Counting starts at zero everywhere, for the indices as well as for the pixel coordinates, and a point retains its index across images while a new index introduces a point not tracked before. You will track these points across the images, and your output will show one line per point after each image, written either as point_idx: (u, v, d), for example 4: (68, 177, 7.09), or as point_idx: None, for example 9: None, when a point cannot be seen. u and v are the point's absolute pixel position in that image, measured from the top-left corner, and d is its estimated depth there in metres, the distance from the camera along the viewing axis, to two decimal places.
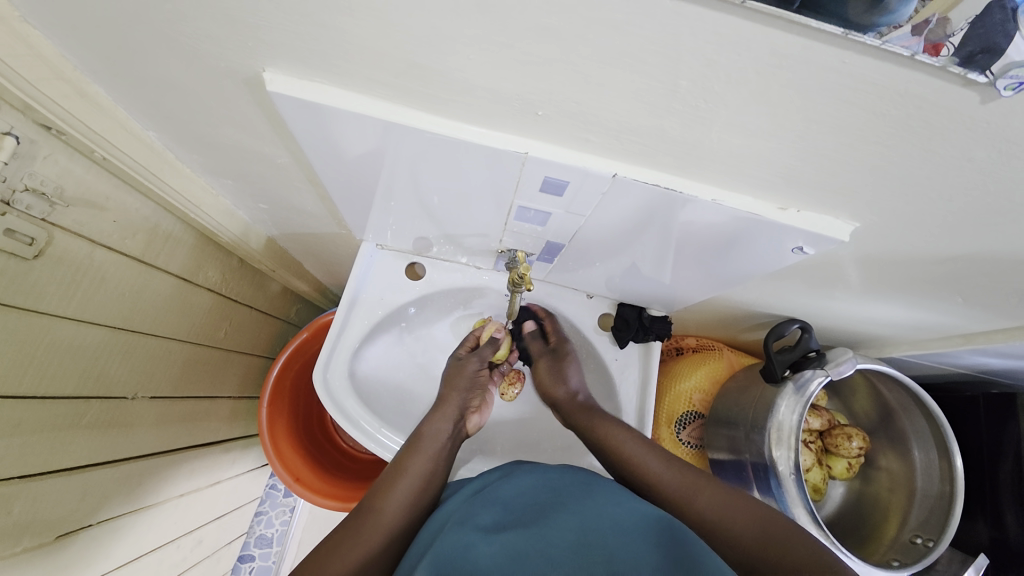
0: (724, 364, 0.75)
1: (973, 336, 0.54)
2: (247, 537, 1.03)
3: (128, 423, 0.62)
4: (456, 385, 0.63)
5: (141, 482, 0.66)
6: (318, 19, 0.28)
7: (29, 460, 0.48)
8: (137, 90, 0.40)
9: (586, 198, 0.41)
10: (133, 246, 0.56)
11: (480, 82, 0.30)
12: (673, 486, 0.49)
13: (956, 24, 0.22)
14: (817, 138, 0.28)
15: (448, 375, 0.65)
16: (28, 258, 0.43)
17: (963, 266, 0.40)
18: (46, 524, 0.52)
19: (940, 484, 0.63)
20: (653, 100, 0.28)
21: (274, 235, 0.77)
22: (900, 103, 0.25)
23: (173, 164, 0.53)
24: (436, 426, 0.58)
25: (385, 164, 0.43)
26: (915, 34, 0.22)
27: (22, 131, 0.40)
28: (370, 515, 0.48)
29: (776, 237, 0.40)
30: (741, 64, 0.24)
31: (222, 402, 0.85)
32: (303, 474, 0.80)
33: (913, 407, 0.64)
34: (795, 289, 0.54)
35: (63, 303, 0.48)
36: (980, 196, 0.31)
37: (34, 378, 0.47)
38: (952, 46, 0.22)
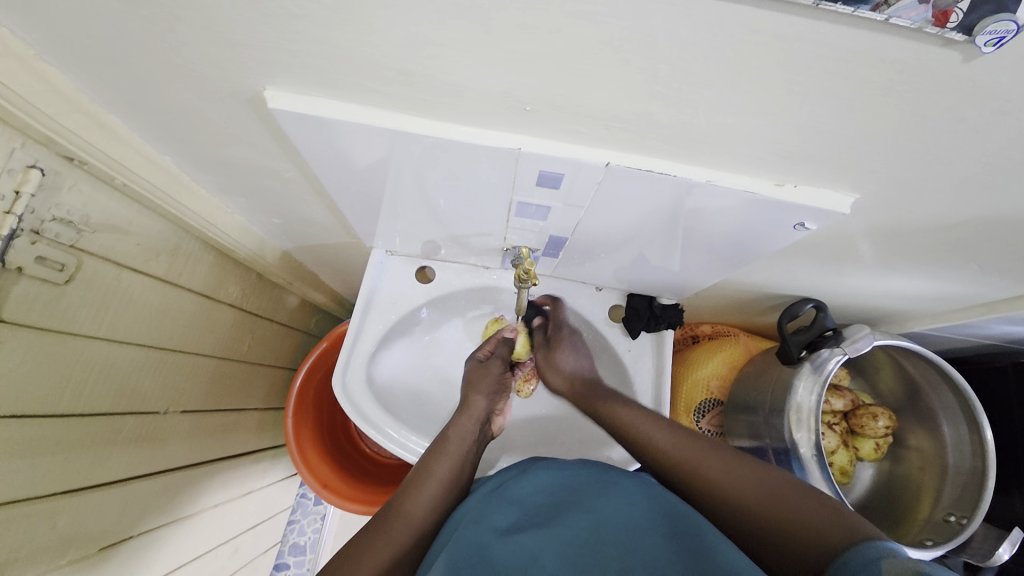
0: (741, 349, 0.74)
1: (996, 304, 0.53)
2: (281, 546, 1.06)
3: (161, 437, 0.64)
4: (479, 388, 0.63)
5: (178, 494, 0.69)
6: (310, 35, 0.29)
7: (69, 476, 0.51)
8: (150, 118, 0.43)
9: (582, 189, 0.41)
10: (156, 267, 0.58)
11: (467, 83, 0.31)
12: (684, 460, 0.48)
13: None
14: (806, 111, 0.28)
15: (470, 378, 0.65)
16: (59, 283, 0.46)
17: (974, 232, 0.39)
18: (89, 536, 0.54)
19: (972, 460, 0.61)
20: (636, 87, 0.29)
21: (289, 249, 0.80)
22: (882, 69, 0.25)
23: (187, 186, 0.55)
24: (461, 429, 0.59)
25: (387, 172, 0.45)
26: (922, 2, 0.21)
27: (46, 163, 0.42)
28: (397, 515, 0.49)
29: (777, 215, 0.40)
30: (718, 44, 0.25)
31: (250, 413, 0.88)
32: (330, 480, 0.82)
33: (939, 381, 0.62)
34: (804, 267, 0.53)
35: (95, 324, 0.51)
36: (980, 158, 0.30)
37: (71, 397, 0.49)
38: (960, 12, 0.21)
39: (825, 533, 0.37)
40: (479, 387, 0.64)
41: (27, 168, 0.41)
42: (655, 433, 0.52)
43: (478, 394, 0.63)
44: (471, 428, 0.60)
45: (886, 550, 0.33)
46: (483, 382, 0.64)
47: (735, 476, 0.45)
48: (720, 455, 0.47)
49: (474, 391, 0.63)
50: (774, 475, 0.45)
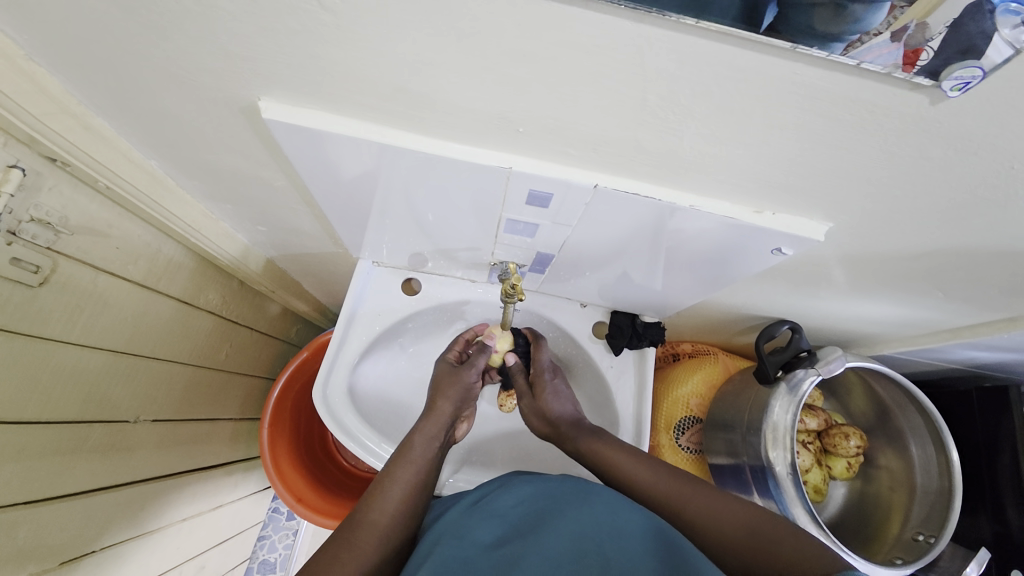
0: (720, 368, 0.76)
1: (959, 330, 0.55)
2: (250, 563, 1.02)
3: (129, 447, 0.62)
4: (445, 392, 0.62)
5: (145, 506, 0.66)
6: (309, 51, 0.30)
7: (31, 485, 0.49)
8: (139, 122, 0.42)
9: (571, 209, 0.42)
10: (135, 272, 0.57)
11: (462, 103, 0.32)
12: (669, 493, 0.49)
13: (935, 28, 0.22)
14: (785, 143, 0.30)
15: (438, 381, 0.64)
16: (33, 286, 0.45)
17: (940, 261, 0.41)
18: (49, 549, 0.52)
19: (939, 480, 0.63)
20: (625, 114, 0.30)
21: (273, 257, 0.79)
22: (852, 109, 0.26)
23: (173, 191, 0.55)
24: (426, 434, 0.58)
25: (377, 185, 0.45)
26: (893, 41, 0.23)
27: (27, 163, 0.42)
28: (361, 523, 0.48)
29: (756, 241, 0.41)
30: (702, 78, 0.26)
31: (224, 424, 0.86)
32: (306, 494, 0.80)
33: (907, 403, 0.65)
34: (781, 290, 0.55)
35: (67, 329, 0.49)
36: (944, 192, 0.32)
37: (38, 404, 0.48)
38: (931, 51, 0.23)
39: (797, 556, 0.39)
40: (445, 391, 0.62)
41: (8, 168, 0.40)
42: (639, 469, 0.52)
43: (444, 398, 0.62)
44: (436, 432, 0.59)
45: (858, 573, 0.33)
46: (450, 387, 0.63)
47: (718, 505, 0.46)
48: (702, 487, 0.48)
49: (441, 395, 0.62)
50: (748, 504, 0.46)
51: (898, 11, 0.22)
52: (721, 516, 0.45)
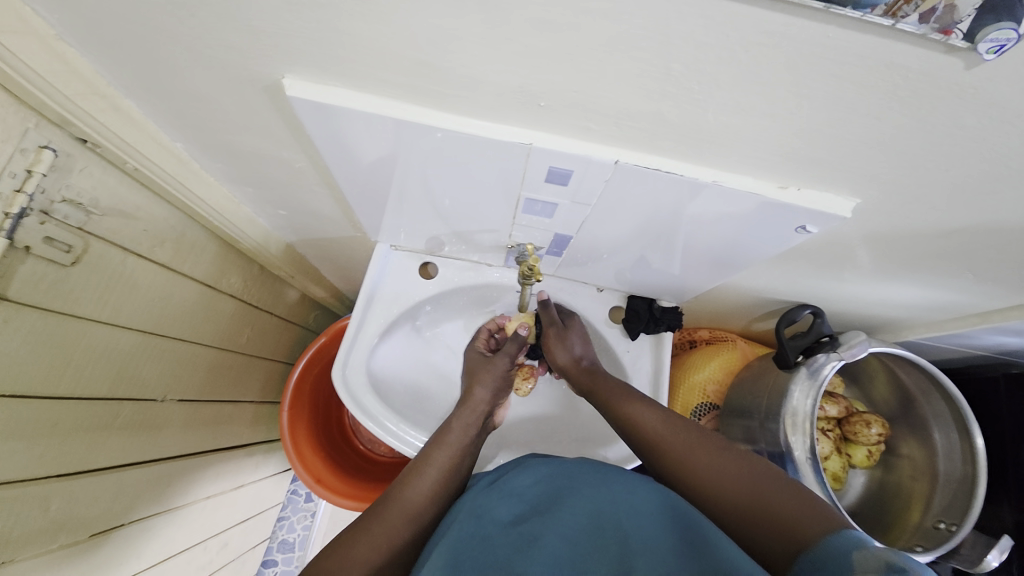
0: (738, 355, 0.75)
1: (989, 315, 0.54)
2: (270, 542, 1.05)
3: (157, 425, 0.64)
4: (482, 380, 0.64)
5: (171, 483, 0.69)
6: (332, 24, 0.30)
7: (64, 460, 0.50)
8: (165, 103, 0.43)
9: (590, 187, 0.42)
10: (162, 254, 0.58)
11: (483, 77, 0.32)
12: (677, 452, 0.48)
13: (965, 10, 0.22)
14: (813, 114, 0.29)
15: (475, 371, 0.66)
16: (65, 265, 0.46)
17: (970, 239, 0.40)
18: (80, 521, 0.54)
19: (963, 466, 0.62)
20: (649, 85, 0.30)
21: (292, 242, 0.80)
22: (885, 74, 0.26)
23: (197, 174, 0.56)
24: (464, 420, 0.59)
25: (396, 167, 0.46)
26: (921, 23, 0.23)
27: (59, 144, 0.43)
28: (397, 501, 0.49)
29: (779, 219, 0.41)
30: (730, 45, 0.25)
31: (245, 406, 0.88)
32: (324, 474, 0.82)
33: (932, 390, 0.63)
34: (802, 272, 0.54)
35: (98, 308, 0.51)
36: (978, 164, 0.31)
37: (71, 380, 0.49)
38: (960, 34, 0.23)
39: (797, 523, 0.38)
40: (482, 379, 0.65)
41: (40, 149, 0.41)
42: (648, 424, 0.52)
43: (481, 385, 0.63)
44: (473, 419, 0.60)
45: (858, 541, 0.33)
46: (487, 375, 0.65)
47: (722, 467, 0.45)
48: (708, 444, 0.47)
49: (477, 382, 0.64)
50: (753, 463, 0.45)
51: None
52: (724, 476, 0.44)
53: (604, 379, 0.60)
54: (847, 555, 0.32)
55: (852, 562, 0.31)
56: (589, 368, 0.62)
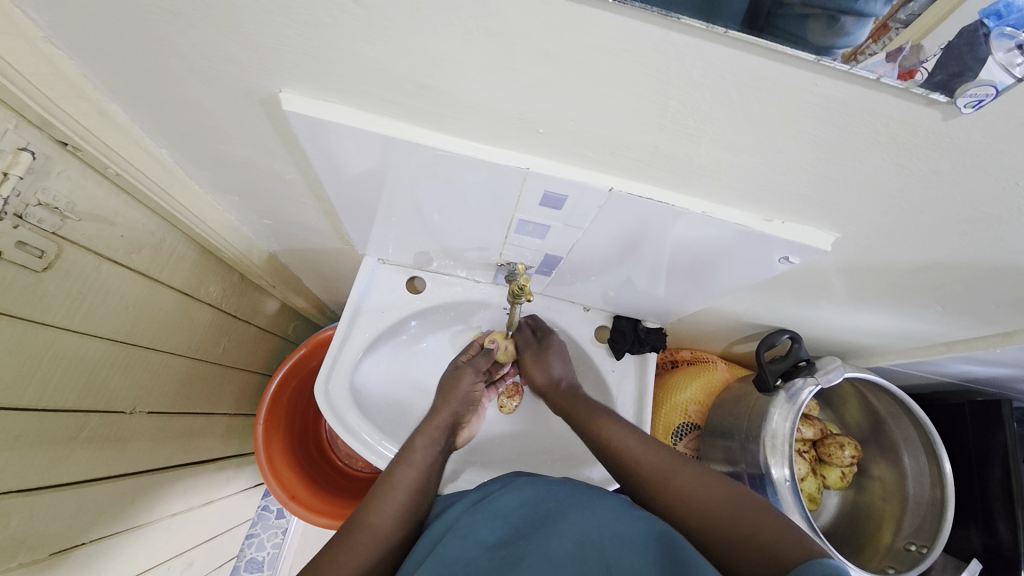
0: (718, 376, 0.77)
1: (955, 344, 0.56)
2: (237, 561, 1.01)
3: (124, 437, 0.61)
4: (452, 395, 0.64)
5: (135, 500, 0.65)
6: (335, 44, 0.30)
7: (26, 474, 0.48)
8: (152, 110, 0.42)
9: (584, 211, 0.43)
10: (138, 261, 0.56)
11: (485, 102, 0.32)
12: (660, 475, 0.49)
13: (929, 51, 0.24)
14: (798, 153, 0.31)
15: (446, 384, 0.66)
16: (37, 270, 0.44)
17: (942, 274, 0.42)
18: (40, 540, 0.51)
19: (931, 490, 0.64)
20: (645, 118, 0.31)
21: (275, 251, 0.79)
22: (869, 121, 0.27)
23: (182, 181, 0.55)
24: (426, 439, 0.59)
25: (384, 181, 0.45)
26: (889, 61, 0.24)
27: (38, 147, 0.41)
28: (359, 526, 0.49)
29: (764, 249, 0.42)
30: (725, 87, 0.27)
31: (218, 419, 0.85)
32: (299, 491, 0.79)
33: (901, 414, 0.66)
34: (783, 299, 0.56)
35: (68, 316, 0.49)
36: (949, 207, 0.33)
37: (35, 391, 0.47)
38: (926, 71, 0.24)
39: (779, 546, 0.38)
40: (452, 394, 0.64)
41: (18, 151, 0.40)
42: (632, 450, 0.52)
43: (449, 401, 0.63)
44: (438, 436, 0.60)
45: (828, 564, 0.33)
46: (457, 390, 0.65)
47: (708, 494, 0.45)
48: (694, 472, 0.48)
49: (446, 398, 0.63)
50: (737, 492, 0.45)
51: (893, 33, 0.24)
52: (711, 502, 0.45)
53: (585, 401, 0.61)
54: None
55: None
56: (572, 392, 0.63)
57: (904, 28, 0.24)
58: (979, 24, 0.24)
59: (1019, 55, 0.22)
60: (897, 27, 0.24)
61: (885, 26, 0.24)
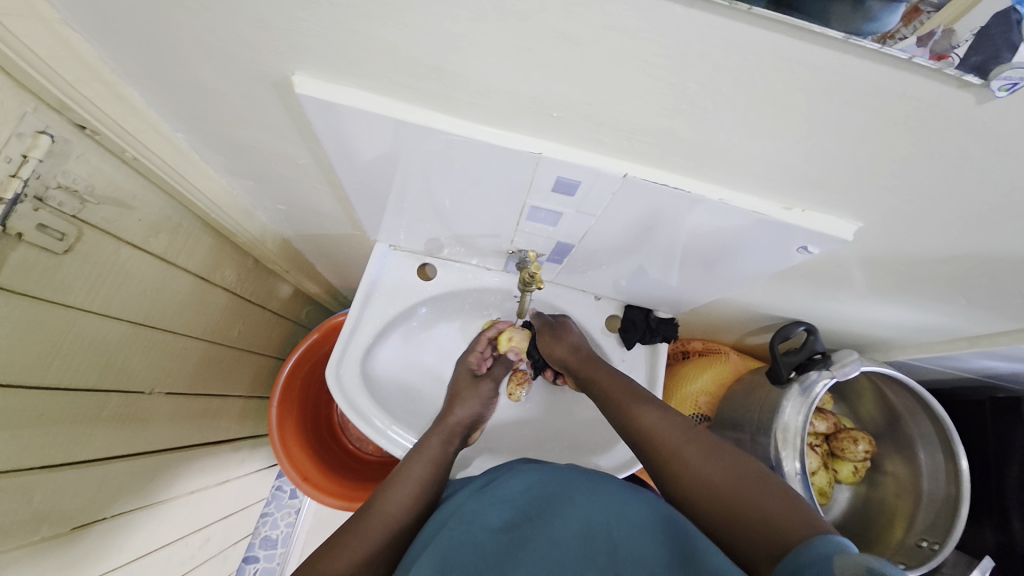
0: (730, 367, 0.76)
1: (977, 339, 0.55)
2: (252, 538, 1.04)
3: (143, 417, 0.63)
4: (465, 398, 0.65)
5: (154, 477, 0.67)
6: (348, 25, 0.30)
7: (50, 450, 0.49)
8: (167, 93, 0.42)
9: (597, 198, 0.42)
10: (156, 244, 0.57)
11: (498, 85, 0.32)
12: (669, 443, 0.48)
13: (961, 35, 0.23)
14: (821, 139, 0.30)
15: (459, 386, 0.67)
16: (58, 253, 0.45)
17: (967, 266, 0.41)
18: (63, 514, 0.53)
19: (947, 487, 0.63)
20: (662, 102, 0.30)
21: (289, 236, 0.79)
22: (897, 105, 0.26)
23: (197, 165, 0.55)
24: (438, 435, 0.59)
25: (396, 166, 0.45)
26: (921, 45, 0.23)
27: (56, 130, 0.42)
28: (371, 514, 0.50)
29: (782, 238, 0.41)
30: (747, 68, 0.26)
31: (234, 401, 0.86)
32: (312, 473, 0.81)
33: (918, 410, 0.64)
34: (799, 290, 0.55)
35: (89, 297, 0.50)
36: (979, 196, 0.32)
37: (58, 371, 0.48)
38: (957, 58, 0.23)
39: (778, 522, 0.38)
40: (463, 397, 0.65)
41: (37, 134, 0.40)
42: (646, 419, 0.51)
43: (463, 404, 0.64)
44: (450, 433, 0.61)
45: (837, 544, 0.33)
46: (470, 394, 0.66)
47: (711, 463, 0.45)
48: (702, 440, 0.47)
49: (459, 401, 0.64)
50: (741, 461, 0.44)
51: (925, 16, 0.22)
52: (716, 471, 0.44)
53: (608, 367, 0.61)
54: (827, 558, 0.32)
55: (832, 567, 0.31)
56: (591, 359, 0.63)
57: (936, 11, 0.22)
58: (1011, 10, 0.22)
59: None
60: (929, 10, 0.22)
61: (917, 8, 0.22)
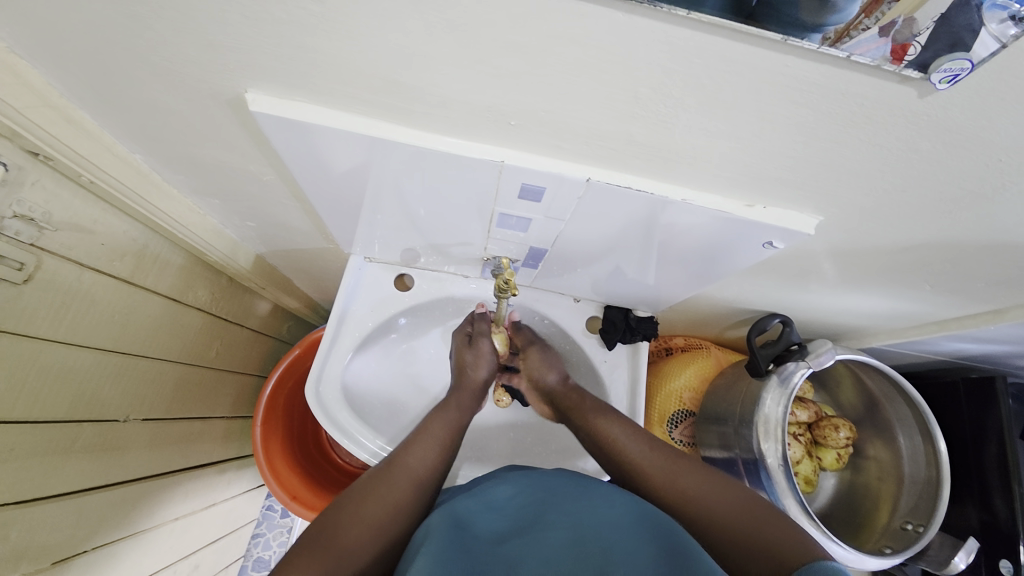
0: (712, 362, 0.76)
1: (947, 322, 0.56)
2: (243, 561, 1.02)
3: (120, 445, 0.61)
4: (476, 363, 0.64)
5: (136, 506, 0.66)
6: (297, 42, 0.29)
7: (23, 485, 0.48)
8: (121, 115, 0.41)
9: (563, 202, 0.42)
10: (122, 268, 0.56)
11: (454, 95, 0.32)
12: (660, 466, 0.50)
13: (923, 25, 0.24)
14: (774, 137, 0.30)
15: (462, 353, 0.65)
16: (17, 283, 0.44)
17: (927, 253, 0.42)
18: (43, 549, 0.52)
19: (927, 469, 0.64)
20: (617, 107, 0.30)
21: (263, 253, 0.78)
22: (844, 101, 0.26)
23: (160, 185, 0.54)
24: (452, 409, 0.59)
25: (362, 179, 0.45)
26: (882, 35, 0.24)
27: (9, 158, 0.40)
28: (395, 470, 0.49)
29: (749, 234, 0.42)
30: (695, 71, 0.26)
31: (215, 422, 0.85)
32: (299, 491, 0.79)
33: (896, 395, 0.66)
34: (772, 283, 0.55)
35: (53, 327, 0.49)
36: (932, 185, 0.32)
37: (25, 404, 0.47)
38: (918, 46, 0.24)
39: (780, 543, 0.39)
40: (475, 362, 0.64)
41: None
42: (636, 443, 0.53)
43: (477, 369, 0.63)
44: (464, 408, 0.60)
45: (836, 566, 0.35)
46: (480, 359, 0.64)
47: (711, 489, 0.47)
48: (696, 467, 0.49)
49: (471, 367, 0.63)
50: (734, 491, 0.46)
51: (885, 7, 0.24)
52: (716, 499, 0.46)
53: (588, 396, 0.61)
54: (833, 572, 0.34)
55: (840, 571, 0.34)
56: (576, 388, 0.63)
57: (896, 2, 0.24)
58: None
59: (1013, 26, 0.21)
60: (889, 2, 0.24)
61: (877, 0, 0.24)
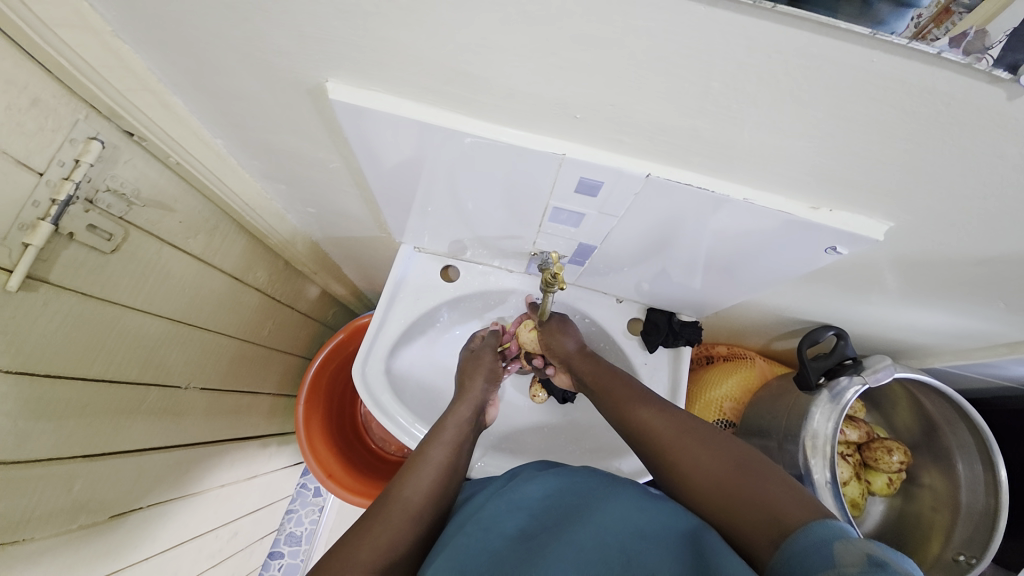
0: (756, 373, 0.74)
1: (1019, 345, 0.53)
2: (277, 534, 1.06)
3: (180, 412, 0.66)
4: (475, 373, 0.66)
5: (187, 470, 0.70)
6: (378, 33, 0.31)
7: (90, 441, 0.52)
8: (208, 100, 0.45)
9: (619, 198, 0.42)
10: (194, 246, 0.60)
11: (523, 87, 0.33)
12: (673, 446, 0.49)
13: (994, 37, 0.23)
14: (848, 136, 0.29)
15: (466, 366, 0.67)
16: (105, 252, 0.48)
17: (1003, 268, 0.40)
18: (101, 504, 0.56)
19: (986, 499, 0.60)
20: (685, 101, 0.30)
21: (318, 239, 0.82)
22: (929, 101, 0.26)
23: (234, 169, 0.58)
24: (457, 416, 0.60)
25: (422, 170, 0.46)
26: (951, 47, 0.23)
27: (106, 135, 0.44)
28: (395, 497, 0.49)
29: (809, 238, 0.41)
30: (772, 66, 0.26)
31: (262, 398, 0.89)
32: (335, 470, 0.82)
33: (956, 420, 0.62)
34: (828, 293, 0.53)
35: (133, 295, 0.53)
36: (1014, 194, 0.31)
37: (101, 365, 0.51)
38: (991, 59, 0.23)
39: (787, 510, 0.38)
40: (475, 373, 0.66)
41: (88, 140, 0.42)
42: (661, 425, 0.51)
43: (475, 379, 0.65)
44: (468, 415, 0.61)
45: (839, 527, 0.34)
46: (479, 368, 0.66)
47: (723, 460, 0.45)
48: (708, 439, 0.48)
49: (472, 377, 0.65)
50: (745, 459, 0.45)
51: (956, 17, 0.23)
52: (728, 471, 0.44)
53: (614, 372, 0.61)
54: (826, 544, 0.33)
55: (831, 552, 0.32)
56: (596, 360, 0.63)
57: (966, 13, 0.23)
58: None
59: None
60: (960, 11, 0.23)
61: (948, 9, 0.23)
